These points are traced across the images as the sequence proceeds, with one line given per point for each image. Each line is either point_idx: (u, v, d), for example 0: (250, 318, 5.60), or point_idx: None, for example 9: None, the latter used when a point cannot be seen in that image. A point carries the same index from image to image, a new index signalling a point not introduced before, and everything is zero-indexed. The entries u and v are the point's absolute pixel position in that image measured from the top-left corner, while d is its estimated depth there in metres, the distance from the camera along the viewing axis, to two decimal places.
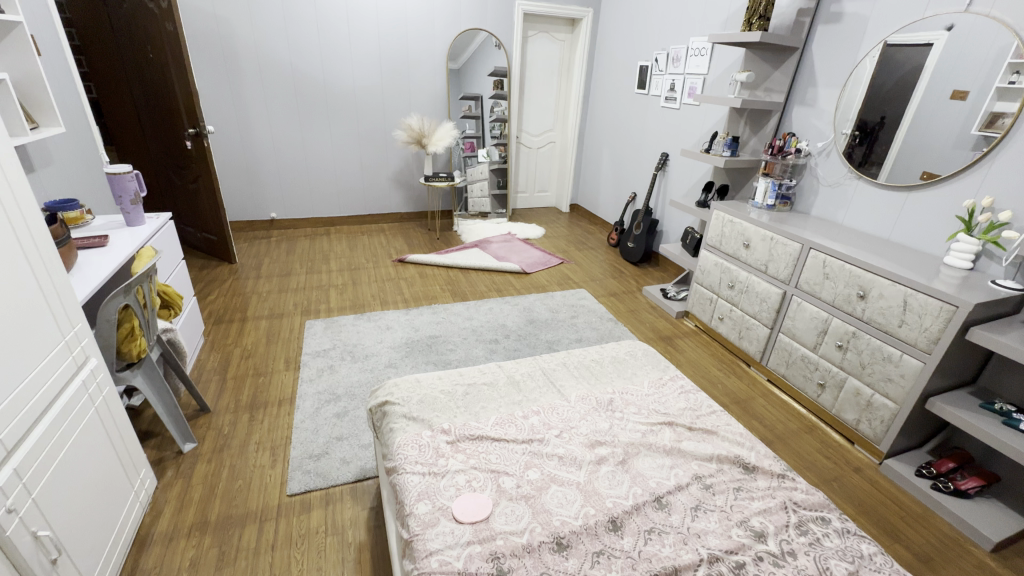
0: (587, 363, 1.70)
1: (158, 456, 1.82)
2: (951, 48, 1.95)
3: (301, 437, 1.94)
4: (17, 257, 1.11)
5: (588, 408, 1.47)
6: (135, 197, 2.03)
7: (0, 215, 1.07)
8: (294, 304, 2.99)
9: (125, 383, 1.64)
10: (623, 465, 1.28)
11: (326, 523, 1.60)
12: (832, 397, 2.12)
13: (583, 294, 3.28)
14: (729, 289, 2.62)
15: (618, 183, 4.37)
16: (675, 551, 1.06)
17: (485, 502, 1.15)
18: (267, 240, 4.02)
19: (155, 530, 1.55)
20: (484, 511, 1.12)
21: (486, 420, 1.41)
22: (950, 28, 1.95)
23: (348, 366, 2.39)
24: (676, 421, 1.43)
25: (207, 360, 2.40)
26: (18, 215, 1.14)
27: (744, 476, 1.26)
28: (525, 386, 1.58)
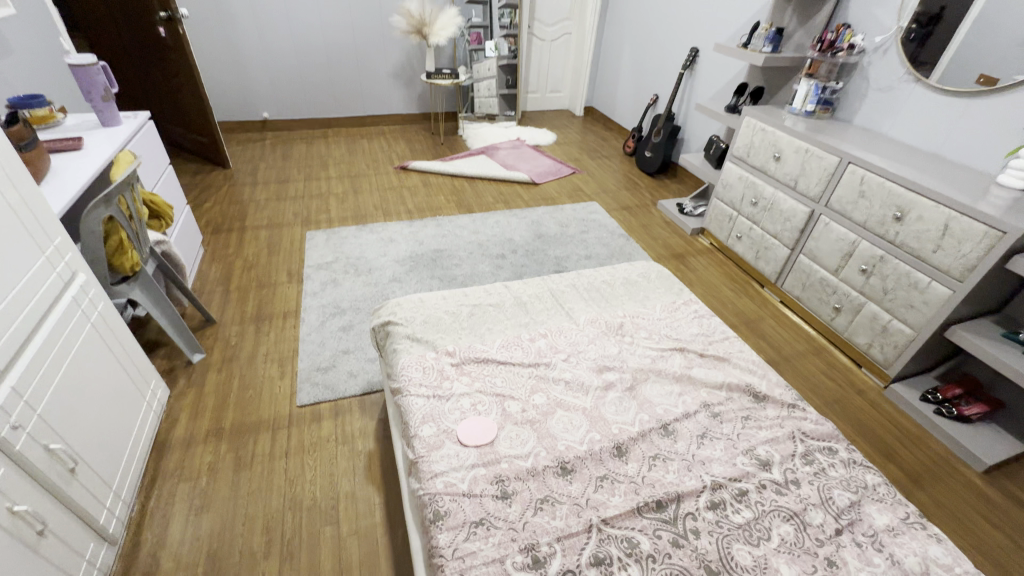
0: (597, 285, 1.63)
1: (168, 366, 1.84)
2: None
3: (308, 350, 1.95)
4: None
5: (597, 332, 1.42)
6: (106, 93, 1.84)
7: None
8: (294, 214, 2.87)
9: (123, 297, 1.59)
10: (631, 392, 1.26)
11: (336, 432, 1.65)
12: (846, 321, 2.07)
13: (594, 207, 3.12)
14: (752, 206, 2.45)
15: (639, 83, 3.98)
16: (678, 478, 1.06)
17: (489, 427, 1.14)
18: (262, 144, 3.78)
19: (172, 435, 1.61)
20: (488, 436, 1.11)
21: (492, 342, 1.37)
22: None
23: (351, 280, 2.34)
24: (687, 347, 1.39)
25: (209, 270, 2.35)
26: None
27: (753, 404, 1.24)
28: (532, 307, 1.52)
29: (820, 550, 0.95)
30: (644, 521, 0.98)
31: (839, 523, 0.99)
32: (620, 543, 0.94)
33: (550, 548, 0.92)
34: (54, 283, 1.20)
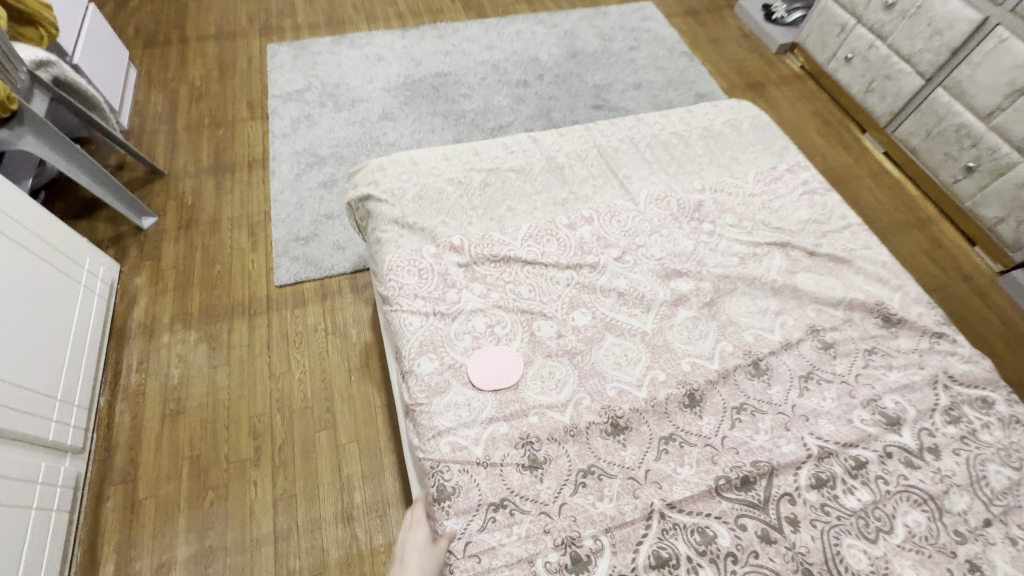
0: (664, 140, 1.13)
1: (114, 233, 1.50)
2: None
3: (283, 214, 1.56)
4: None
5: (664, 217, 1.00)
6: None
7: None
8: (249, 18, 2.16)
9: (8, 147, 1.17)
10: (709, 310, 0.90)
11: (325, 320, 1.38)
12: (977, 185, 1.57)
13: (649, 11, 2.31)
14: (885, 10, 1.71)
15: None
16: (772, 441, 0.77)
17: (511, 363, 0.82)
18: None
19: (132, 320, 1.36)
20: (510, 378, 0.81)
21: (514, 231, 0.97)
22: None
23: (330, 117, 1.81)
24: (792, 242, 0.97)
25: (148, 102, 1.83)
26: None
27: (881, 332, 0.88)
28: (572, 176, 1.07)
29: (960, 549, 0.70)
30: (723, 504, 0.72)
31: (990, 513, 0.72)
32: (689, 536, 0.69)
33: (595, 544, 0.68)
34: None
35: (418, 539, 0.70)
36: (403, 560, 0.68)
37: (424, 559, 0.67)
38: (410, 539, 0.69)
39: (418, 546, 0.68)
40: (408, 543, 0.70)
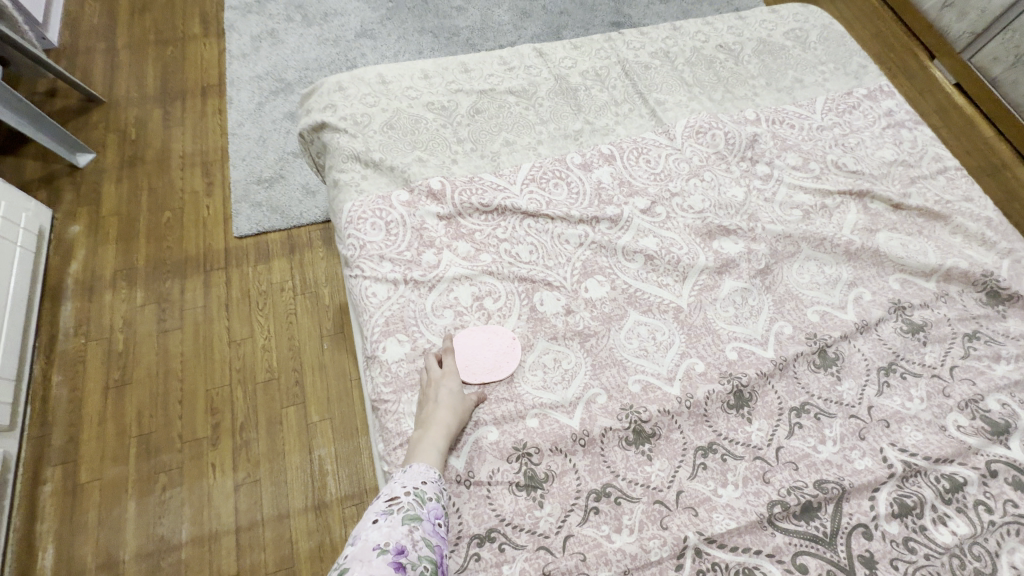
0: (708, 56, 0.88)
1: (45, 172, 1.28)
2: None
3: (243, 151, 1.33)
4: None
5: (707, 156, 0.77)
6: None
7: None
8: None
9: None
10: (763, 280, 0.69)
11: (293, 278, 1.18)
12: None
13: None
14: None
15: None
16: (842, 455, 0.59)
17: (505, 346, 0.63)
18: None
19: (69, 275, 1.17)
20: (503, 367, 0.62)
21: (512, 173, 0.74)
22: None
23: (298, 34, 1.52)
24: (873, 191, 0.75)
25: (83, 13, 1.54)
26: None
27: (985, 312, 0.68)
28: (588, 101, 0.83)
29: None
30: (777, 538, 0.55)
31: None
32: None
33: None
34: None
35: (452, 384, 0.59)
36: (436, 403, 0.57)
37: (461, 409, 0.58)
38: (444, 384, 0.58)
39: (456, 395, 0.58)
40: (437, 385, 0.59)
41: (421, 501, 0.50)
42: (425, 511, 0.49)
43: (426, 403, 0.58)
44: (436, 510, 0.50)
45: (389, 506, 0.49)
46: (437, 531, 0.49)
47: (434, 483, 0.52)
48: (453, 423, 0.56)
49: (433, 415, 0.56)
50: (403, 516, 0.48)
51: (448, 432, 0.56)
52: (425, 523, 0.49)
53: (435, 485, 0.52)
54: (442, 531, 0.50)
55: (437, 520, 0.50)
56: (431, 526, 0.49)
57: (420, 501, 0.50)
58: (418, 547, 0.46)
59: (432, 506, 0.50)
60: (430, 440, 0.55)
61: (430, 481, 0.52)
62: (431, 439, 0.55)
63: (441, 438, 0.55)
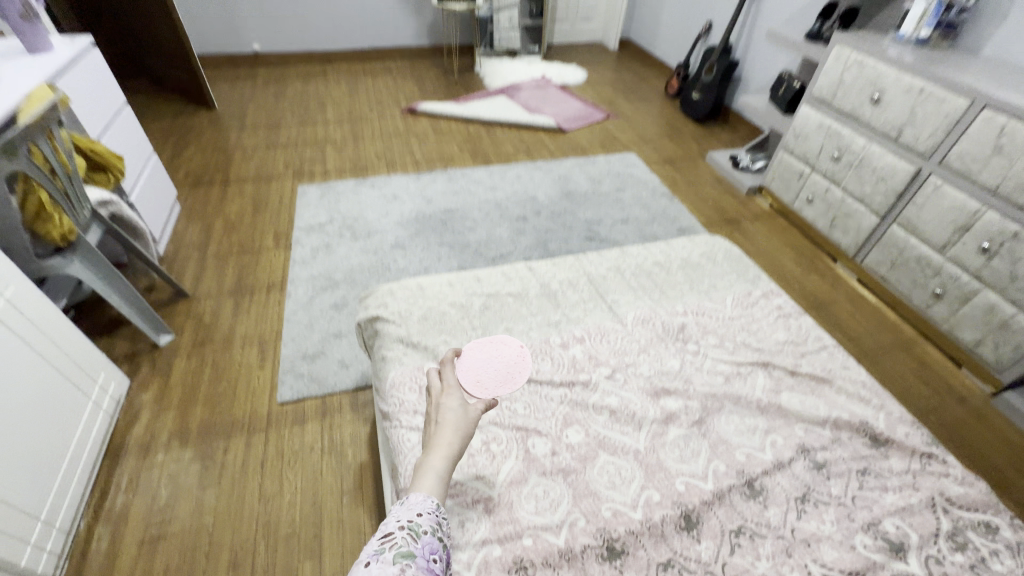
0: (647, 270, 1.26)
1: (130, 349, 1.58)
2: None
3: (293, 333, 1.65)
4: None
5: (650, 338, 1.07)
6: (26, 9, 1.43)
7: None
8: (285, 164, 2.50)
9: (57, 272, 1.29)
10: (699, 428, 0.92)
11: (322, 439, 1.38)
12: (948, 310, 1.68)
13: (632, 159, 2.67)
14: (833, 161, 1.99)
15: (687, 9, 3.32)
16: (775, 569, 0.74)
17: (511, 359, 1.01)
18: (254, 80, 3.27)
19: (131, 437, 1.36)
20: (512, 380, 0.96)
21: (511, 350, 1.04)
22: None
23: (347, 246, 2.00)
24: (773, 362, 1.03)
25: (186, 232, 2.04)
26: None
27: (871, 452, 0.90)
28: (564, 300, 1.17)
29: None
30: None
31: None
32: None
33: None
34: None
35: (452, 403, 0.79)
36: (441, 426, 0.75)
37: (461, 427, 0.76)
38: (447, 405, 0.78)
39: (455, 409, 0.77)
40: (441, 406, 0.78)
41: (413, 536, 0.63)
42: (417, 547, 0.62)
43: (433, 426, 0.77)
44: (429, 545, 0.63)
45: (383, 545, 0.62)
46: (428, 566, 0.62)
47: (427, 515, 0.66)
48: (454, 440, 0.74)
49: (438, 436, 0.75)
50: (396, 554, 0.61)
51: (451, 439, 0.74)
52: (416, 559, 0.61)
53: (429, 517, 0.66)
54: (433, 565, 0.62)
55: (429, 554, 0.63)
56: (423, 560, 0.62)
57: (413, 536, 0.63)
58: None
59: (423, 541, 0.63)
60: (434, 457, 0.72)
61: (425, 513, 0.66)
62: (436, 450, 0.73)
63: (444, 448, 0.73)
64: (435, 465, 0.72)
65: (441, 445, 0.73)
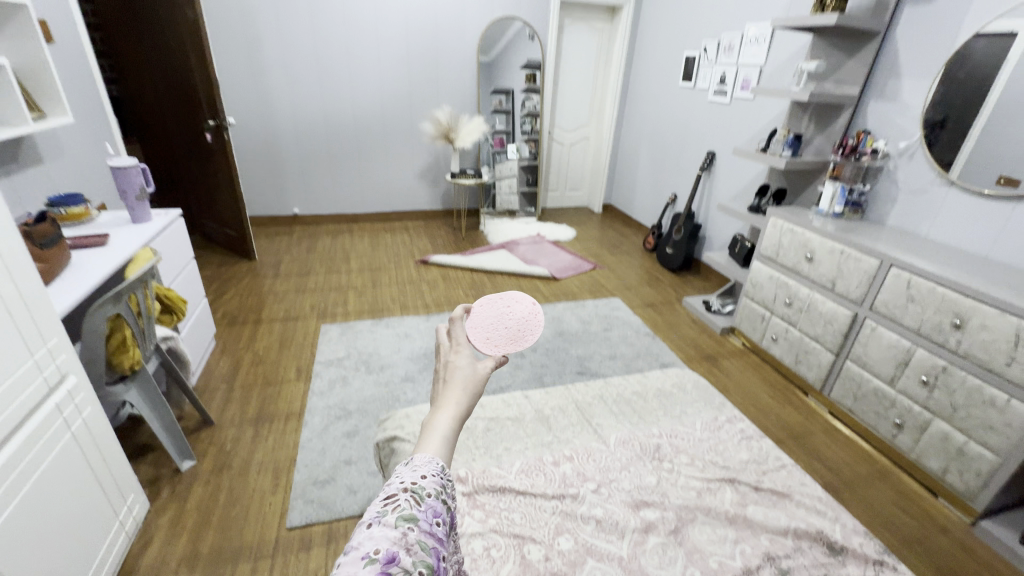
0: (627, 398, 1.48)
1: (153, 474, 1.69)
2: None
3: (307, 459, 1.77)
4: None
5: (630, 456, 1.24)
6: (141, 193, 1.86)
7: None
8: (311, 306, 2.84)
9: (116, 398, 1.49)
10: (676, 537, 1.04)
11: (326, 565, 1.42)
12: (911, 439, 1.82)
13: (617, 303, 3.03)
14: (787, 306, 2.32)
15: (656, 183, 4.03)
16: None
17: (524, 317, 0.78)
18: (290, 236, 3.82)
19: (142, 562, 1.41)
20: (527, 334, 0.75)
21: (509, 466, 1.20)
22: None
23: (362, 379, 2.22)
24: (738, 478, 1.19)
25: (216, 366, 2.27)
26: None
27: (830, 560, 1.00)
28: (555, 423, 1.36)
29: None
30: None
31: None
32: None
33: None
34: (22, 382, 1.06)
35: (462, 360, 0.63)
36: (449, 382, 0.60)
37: (471, 383, 0.60)
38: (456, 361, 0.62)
39: (465, 364, 0.62)
40: (448, 363, 0.63)
41: (418, 499, 0.49)
42: (421, 510, 0.48)
43: (440, 383, 0.61)
44: (433, 508, 0.49)
45: (385, 506, 0.48)
46: (432, 532, 0.48)
47: (433, 476, 0.51)
48: (463, 400, 0.58)
49: (445, 392, 0.59)
50: (398, 517, 0.47)
51: (459, 395, 0.58)
52: (421, 524, 0.48)
53: (437, 476, 0.52)
54: (438, 530, 0.49)
55: (433, 519, 0.49)
56: (427, 526, 0.48)
57: (417, 499, 0.49)
58: (411, 549, 0.45)
59: (428, 505, 0.50)
60: (439, 416, 0.57)
61: (429, 473, 0.51)
62: (443, 408, 0.57)
63: (452, 406, 0.57)
64: (439, 426, 0.56)
65: (449, 400, 0.58)
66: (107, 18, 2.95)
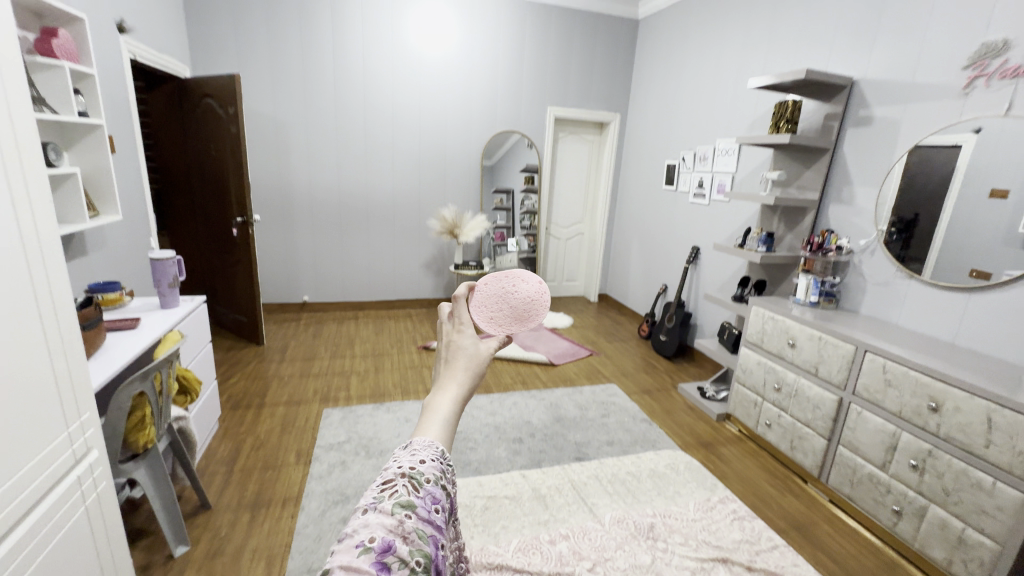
0: (621, 476, 1.56)
1: (146, 560, 1.67)
2: (986, 151, 1.90)
3: (302, 546, 1.75)
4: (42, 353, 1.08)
5: (625, 536, 1.28)
6: (174, 281, 2.04)
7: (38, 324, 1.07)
8: (314, 391, 2.91)
9: (124, 476, 1.53)
10: None
11: None
12: (912, 527, 1.81)
13: (613, 389, 3.09)
14: (776, 392, 2.40)
15: (647, 275, 4.28)
16: None
17: (533, 291, 0.65)
18: (297, 323, 3.97)
19: None
20: (535, 313, 0.62)
21: (506, 545, 1.23)
22: (978, 131, 1.91)
23: (361, 463, 2.24)
24: (731, 558, 1.22)
25: (217, 449, 2.29)
26: (54, 320, 1.13)
27: None
28: (552, 502, 1.40)
29: None
30: None
31: None
32: None
33: None
34: (55, 451, 1.13)
35: (464, 340, 0.58)
36: (450, 364, 0.56)
37: (473, 366, 0.57)
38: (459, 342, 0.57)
39: (468, 345, 0.57)
40: (450, 342, 0.58)
41: (416, 486, 0.46)
42: (418, 499, 0.45)
43: (441, 364, 0.57)
44: (430, 495, 0.47)
45: (382, 491, 0.45)
46: (430, 519, 0.45)
47: (433, 462, 0.48)
48: (466, 381, 0.55)
49: (447, 373, 0.55)
50: (396, 503, 0.44)
51: (459, 378, 0.55)
52: (419, 510, 0.45)
53: (437, 463, 0.49)
54: (437, 518, 0.46)
55: (432, 506, 0.46)
56: (425, 513, 0.45)
57: (414, 485, 0.46)
58: (408, 538, 0.42)
59: (426, 491, 0.47)
60: (440, 398, 0.54)
61: (429, 459, 0.49)
62: (443, 390, 0.54)
63: (453, 389, 0.54)
64: (438, 410, 0.53)
65: (449, 383, 0.54)
66: (158, 133, 3.37)
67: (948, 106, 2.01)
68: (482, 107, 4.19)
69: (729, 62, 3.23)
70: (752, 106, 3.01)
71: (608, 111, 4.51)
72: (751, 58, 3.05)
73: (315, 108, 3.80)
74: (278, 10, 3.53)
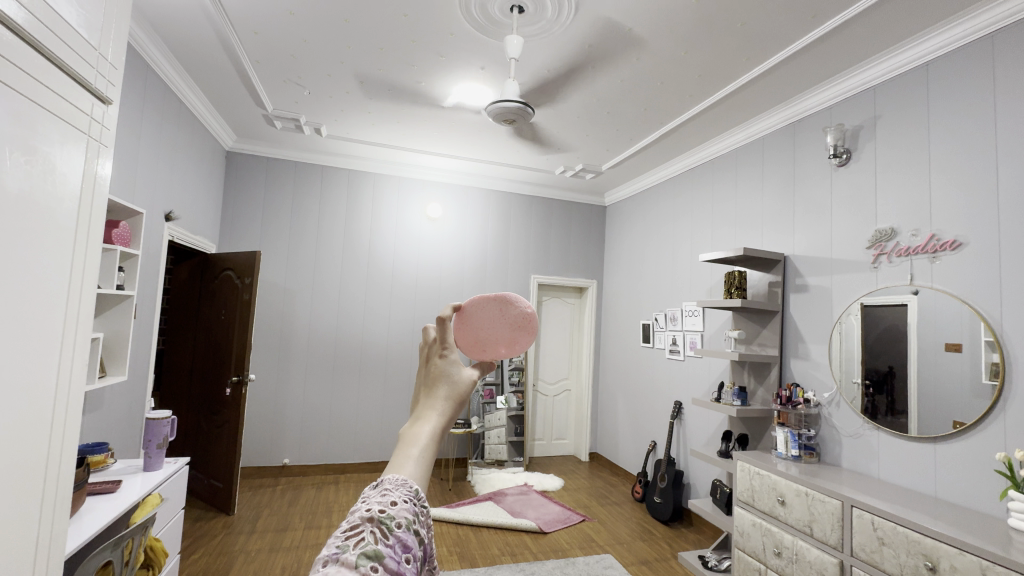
0: None
1: None
2: (924, 310, 2.12)
3: None
4: (32, 498, 0.98)
5: None
6: (163, 441, 2.06)
7: (37, 466, 0.98)
8: (282, 568, 2.66)
9: None
10: None
11: None
12: None
13: (609, 560, 2.87)
14: (777, 557, 2.28)
15: (635, 430, 4.27)
16: None
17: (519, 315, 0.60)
18: (273, 489, 3.77)
19: None
20: (520, 341, 0.60)
21: None
22: (915, 293, 2.16)
23: None
24: None
25: None
26: (55, 460, 1.04)
27: None
28: None
29: None
30: None
31: None
32: None
33: None
34: None
35: (447, 366, 0.58)
36: (432, 395, 0.56)
37: (453, 396, 0.57)
38: (443, 369, 0.57)
39: (452, 371, 0.58)
40: (432, 368, 0.58)
41: (384, 532, 0.43)
42: (386, 549, 0.41)
43: (422, 391, 0.57)
44: (400, 543, 0.43)
45: (346, 542, 0.41)
46: (401, 570, 0.41)
47: (404, 505, 0.46)
48: (445, 415, 0.56)
49: (429, 405, 0.56)
50: (362, 554, 0.40)
51: (439, 408, 0.56)
52: (387, 562, 0.40)
53: (408, 506, 0.46)
54: (407, 568, 0.42)
55: (402, 555, 0.43)
56: (394, 563, 0.41)
57: (383, 531, 0.43)
58: None
59: (398, 538, 0.44)
60: (420, 427, 0.54)
61: (401, 501, 0.46)
62: (423, 421, 0.54)
63: (433, 419, 0.55)
64: (417, 441, 0.53)
65: (430, 412, 0.55)
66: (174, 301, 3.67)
67: (868, 276, 2.36)
68: (473, 276, 4.68)
69: (683, 239, 3.81)
70: (707, 274, 3.44)
71: (586, 278, 5.04)
72: (700, 236, 3.61)
73: (322, 277, 4.22)
74: (301, 199, 4.18)
